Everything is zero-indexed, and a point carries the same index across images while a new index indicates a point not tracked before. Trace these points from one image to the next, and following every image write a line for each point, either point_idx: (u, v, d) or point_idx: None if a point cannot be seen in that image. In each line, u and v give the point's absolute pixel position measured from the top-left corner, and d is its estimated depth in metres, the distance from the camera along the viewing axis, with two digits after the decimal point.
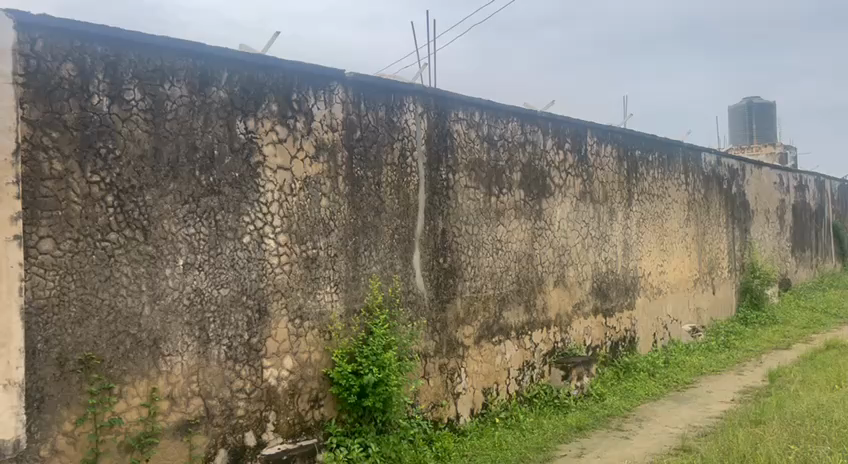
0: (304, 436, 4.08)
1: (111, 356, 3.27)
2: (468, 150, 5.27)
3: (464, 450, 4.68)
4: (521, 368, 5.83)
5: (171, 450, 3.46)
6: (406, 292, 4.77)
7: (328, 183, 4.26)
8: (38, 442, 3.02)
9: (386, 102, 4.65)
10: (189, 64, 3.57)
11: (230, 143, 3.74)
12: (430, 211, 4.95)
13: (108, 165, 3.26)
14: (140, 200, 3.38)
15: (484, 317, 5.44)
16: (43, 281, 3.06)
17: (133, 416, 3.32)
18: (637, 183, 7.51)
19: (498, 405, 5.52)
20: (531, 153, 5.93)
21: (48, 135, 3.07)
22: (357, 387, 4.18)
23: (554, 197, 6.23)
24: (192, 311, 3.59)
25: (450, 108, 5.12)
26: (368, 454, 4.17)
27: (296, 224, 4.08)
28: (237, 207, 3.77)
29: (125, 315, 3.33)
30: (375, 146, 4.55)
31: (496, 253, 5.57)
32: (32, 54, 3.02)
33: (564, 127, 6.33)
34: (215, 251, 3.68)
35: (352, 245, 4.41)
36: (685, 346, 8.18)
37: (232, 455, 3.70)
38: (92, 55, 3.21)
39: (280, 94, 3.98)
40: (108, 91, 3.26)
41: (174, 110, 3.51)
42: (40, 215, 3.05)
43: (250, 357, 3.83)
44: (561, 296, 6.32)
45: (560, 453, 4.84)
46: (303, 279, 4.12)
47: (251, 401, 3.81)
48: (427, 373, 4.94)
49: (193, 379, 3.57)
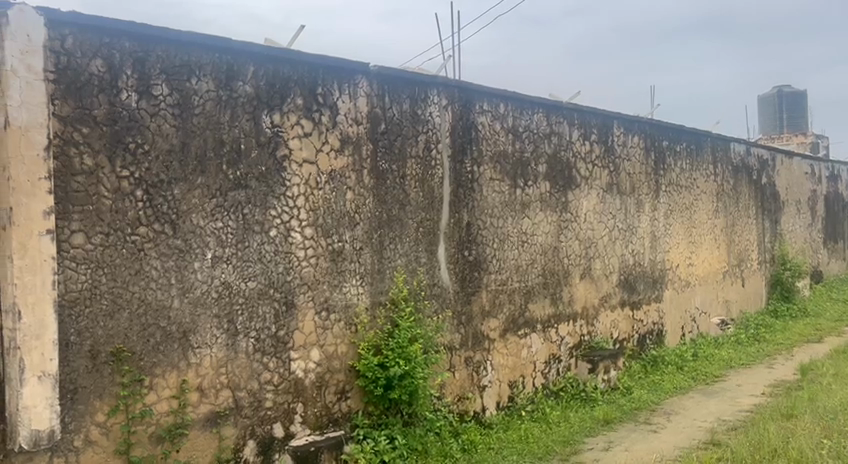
0: (331, 428, 4.12)
1: (142, 349, 3.32)
2: (493, 142, 5.24)
3: (490, 443, 4.68)
4: (548, 361, 5.80)
5: (201, 441, 3.51)
6: (432, 284, 4.77)
7: (353, 177, 4.26)
8: (72, 432, 3.08)
9: (411, 95, 4.64)
10: (216, 59, 3.59)
11: (257, 136, 3.76)
12: (455, 204, 4.94)
13: (137, 160, 3.30)
14: (168, 194, 3.42)
15: (510, 310, 5.42)
16: (75, 274, 3.11)
17: (163, 408, 3.38)
18: (665, 175, 7.42)
19: (524, 398, 5.50)
20: (556, 144, 5.88)
21: (78, 131, 3.11)
22: (383, 380, 4.20)
23: (580, 189, 6.18)
24: (221, 304, 3.63)
25: (475, 100, 5.09)
26: (395, 447, 4.19)
27: (322, 217, 4.09)
28: (263, 201, 3.80)
29: (155, 307, 3.37)
30: (400, 139, 4.55)
31: (522, 245, 5.54)
32: (62, 50, 3.05)
33: (590, 118, 6.27)
34: (242, 244, 3.72)
35: (377, 238, 4.42)
36: (714, 339, 8.08)
37: (260, 446, 3.75)
38: (121, 50, 3.25)
39: (305, 88, 4.00)
40: (136, 87, 3.30)
41: (201, 105, 3.54)
42: (72, 209, 3.10)
43: (278, 349, 3.87)
44: (588, 289, 6.28)
45: (588, 447, 4.82)
46: (329, 272, 4.14)
47: (279, 393, 3.85)
48: (453, 366, 4.94)
49: (222, 371, 3.61)
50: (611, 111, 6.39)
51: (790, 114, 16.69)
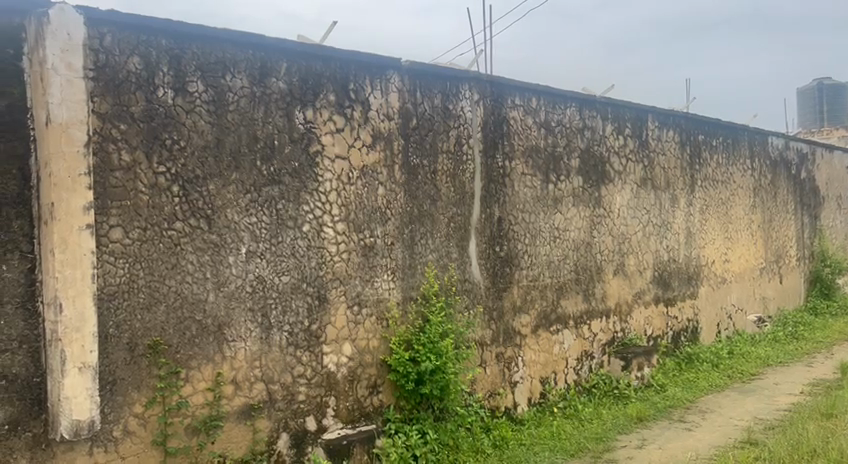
0: (363, 421, 4.14)
1: (178, 342, 3.37)
2: (525, 136, 5.20)
3: (521, 439, 4.68)
4: (580, 358, 5.76)
5: (236, 433, 3.55)
6: (463, 280, 4.76)
7: (384, 172, 4.27)
8: (111, 423, 3.14)
9: (443, 90, 4.63)
10: (249, 56, 3.63)
11: (290, 133, 3.80)
12: (486, 199, 4.92)
13: (174, 156, 3.35)
14: (204, 190, 3.46)
15: (541, 306, 5.39)
16: (114, 268, 3.17)
17: (199, 400, 3.43)
18: (700, 169, 7.29)
19: (556, 394, 5.47)
20: (589, 139, 5.82)
21: (116, 127, 3.17)
22: (415, 374, 4.21)
23: (613, 184, 6.10)
24: (255, 297, 3.67)
25: (507, 94, 5.06)
26: (426, 441, 4.20)
27: (353, 212, 4.11)
28: (296, 197, 3.83)
29: (190, 301, 3.43)
30: (431, 134, 4.54)
31: (554, 241, 5.50)
32: (101, 48, 3.11)
33: (623, 112, 6.19)
34: (276, 239, 3.75)
35: (408, 233, 4.43)
36: (750, 337, 7.94)
37: (293, 439, 3.79)
38: (158, 48, 3.30)
39: (337, 83, 4.01)
40: (173, 83, 3.34)
41: (236, 101, 3.58)
42: (110, 205, 3.15)
43: (310, 343, 3.90)
44: (621, 285, 6.21)
45: (621, 444, 4.78)
46: (360, 267, 4.16)
47: (312, 387, 3.89)
48: (484, 361, 4.93)
49: (256, 365, 3.66)
50: (645, 104, 6.30)
51: (830, 107, 16.28)
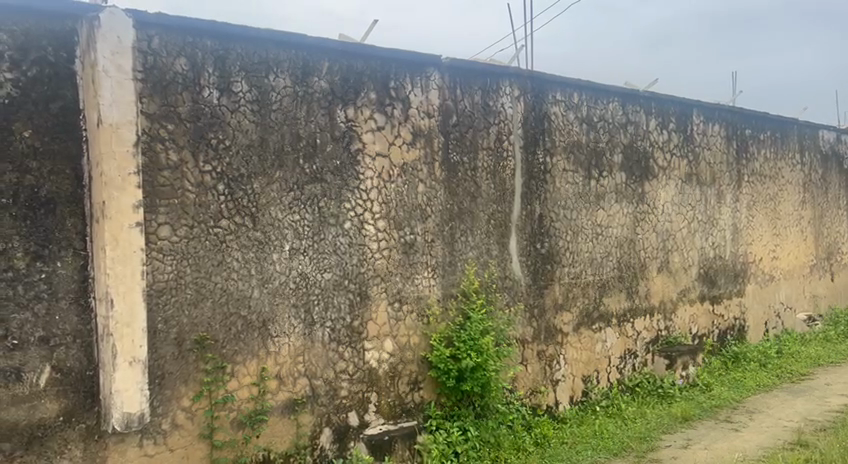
0: (404, 418, 4.18)
1: (224, 337, 3.44)
2: (566, 132, 5.15)
3: (563, 438, 4.66)
4: (623, 356, 5.68)
5: (280, 427, 3.62)
6: (503, 277, 4.74)
7: (424, 169, 4.28)
8: (160, 416, 3.23)
9: (483, 87, 4.61)
10: (291, 56, 3.67)
11: (331, 131, 3.84)
12: (527, 195, 4.89)
13: (219, 155, 3.42)
14: (249, 188, 3.52)
15: (584, 304, 5.34)
16: (162, 265, 3.25)
17: (244, 394, 3.50)
18: (747, 165, 7.12)
19: (599, 393, 5.42)
20: (633, 134, 5.73)
21: (164, 127, 3.24)
22: (455, 371, 4.20)
23: (657, 180, 6.00)
24: (298, 294, 3.72)
25: (548, 90, 5.02)
26: (467, 438, 4.20)
27: (394, 210, 4.13)
28: (338, 194, 3.87)
29: (236, 297, 3.49)
30: (472, 131, 4.53)
31: (597, 238, 5.44)
32: (149, 50, 3.19)
33: (668, 107, 6.07)
34: (318, 236, 3.80)
35: (448, 231, 4.43)
36: (800, 336, 7.73)
37: (335, 434, 3.84)
38: (203, 49, 3.36)
39: (378, 81, 4.04)
40: (218, 84, 3.41)
41: (279, 100, 3.63)
42: (159, 204, 3.23)
43: (352, 340, 3.94)
44: (665, 282, 6.11)
45: (665, 444, 4.71)
46: (401, 264, 4.18)
47: (354, 382, 3.93)
48: (525, 359, 4.91)
49: (300, 360, 3.72)
50: (690, 98, 6.17)
51: None
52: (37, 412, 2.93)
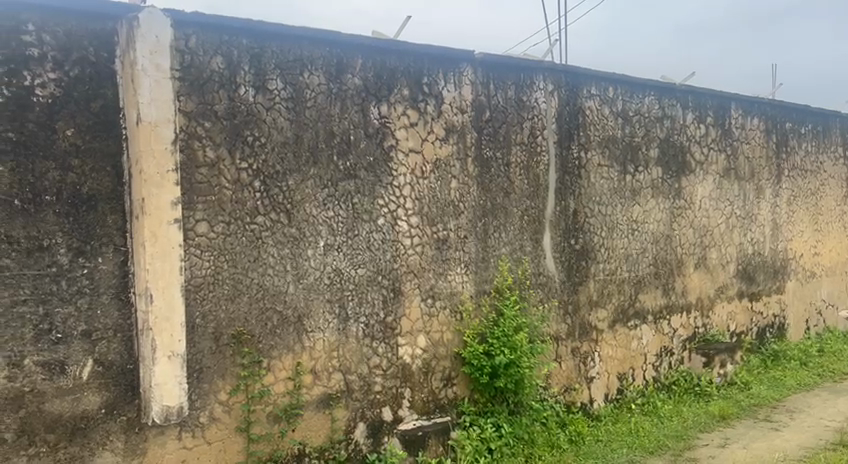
0: (437, 413, 4.19)
1: (260, 332, 3.49)
2: (601, 127, 5.09)
3: (598, 435, 4.63)
4: (659, 354, 5.61)
5: (315, 421, 3.65)
6: (537, 274, 4.71)
7: (457, 165, 4.28)
8: (198, 409, 3.29)
9: (516, 81, 4.57)
10: (326, 53, 3.70)
11: (365, 128, 3.85)
12: (561, 191, 4.85)
13: (255, 152, 3.45)
14: (284, 185, 3.56)
15: (619, 300, 5.28)
16: (200, 261, 3.30)
17: (280, 389, 3.54)
18: (788, 158, 6.96)
19: (634, 390, 5.36)
20: (669, 128, 5.64)
21: (201, 125, 3.29)
22: (489, 368, 4.20)
23: (694, 175, 5.90)
24: (332, 289, 3.75)
25: (582, 84, 4.96)
26: (501, 435, 4.21)
27: (427, 206, 4.13)
28: (371, 191, 3.89)
29: (272, 292, 3.53)
30: (505, 126, 4.51)
31: (632, 234, 5.38)
32: (186, 50, 3.23)
33: (705, 100, 5.96)
34: (352, 233, 3.82)
35: (481, 227, 4.42)
36: (842, 334, 7.55)
37: (369, 429, 3.87)
38: (239, 48, 3.40)
39: (411, 78, 4.04)
40: (253, 82, 3.44)
41: (314, 98, 3.66)
42: (196, 200, 3.28)
43: (386, 335, 3.96)
44: (702, 279, 6.01)
45: (702, 443, 4.64)
46: (434, 260, 4.18)
47: (388, 378, 3.96)
48: (559, 356, 4.88)
49: (334, 355, 3.75)
50: (728, 92, 6.05)
51: None
52: (80, 404, 3.00)
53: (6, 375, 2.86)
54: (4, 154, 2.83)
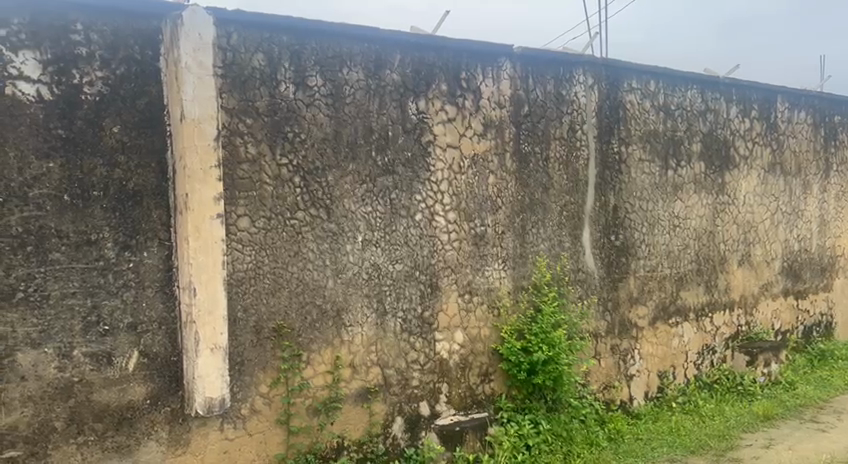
0: (475, 409, 4.20)
1: (300, 326, 3.53)
2: (642, 121, 5.02)
3: (637, 433, 4.58)
4: (700, 352, 5.52)
5: (353, 415, 3.69)
6: (576, 270, 4.67)
7: (495, 160, 4.26)
8: (240, 401, 3.35)
9: (555, 76, 4.53)
10: (365, 50, 3.71)
11: (403, 124, 3.86)
12: (600, 186, 4.79)
13: (295, 148, 3.49)
14: (323, 180, 3.59)
15: (660, 297, 5.21)
16: (241, 255, 3.35)
17: (319, 382, 3.58)
18: (836, 153, 6.76)
19: (675, 389, 5.28)
20: (712, 122, 5.52)
21: (243, 122, 3.34)
22: (526, 364, 4.18)
23: (739, 170, 5.77)
24: (371, 284, 3.78)
25: (623, 78, 4.89)
26: (539, 431, 4.19)
27: (465, 201, 4.13)
28: (409, 186, 3.90)
29: (311, 287, 3.57)
30: (543, 121, 4.47)
31: (674, 230, 5.29)
32: (228, 47, 3.28)
33: (750, 93, 5.82)
34: (390, 228, 3.84)
35: (519, 222, 4.39)
36: None
37: (407, 423, 3.90)
38: (279, 45, 3.44)
39: (449, 73, 4.03)
40: (293, 78, 3.48)
41: (352, 94, 3.68)
42: (238, 196, 3.33)
43: (423, 330, 3.98)
44: (746, 276, 5.88)
45: (746, 443, 4.56)
46: (472, 255, 4.17)
47: (425, 373, 3.98)
48: (598, 354, 4.83)
49: (372, 349, 3.78)
50: (774, 85, 5.89)
51: None
52: (127, 395, 3.08)
53: (56, 366, 2.94)
54: (54, 151, 2.89)
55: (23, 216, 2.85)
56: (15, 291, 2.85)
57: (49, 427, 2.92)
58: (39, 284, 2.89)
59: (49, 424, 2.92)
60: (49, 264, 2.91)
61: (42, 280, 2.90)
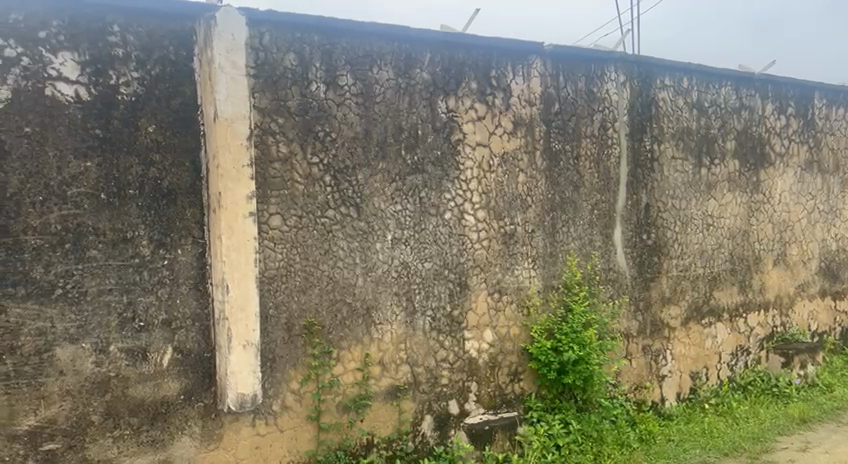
0: (505, 408, 4.19)
1: (331, 323, 3.56)
2: (675, 118, 4.95)
3: (670, 435, 4.53)
4: (734, 353, 5.43)
5: (383, 412, 3.71)
6: (607, 270, 4.63)
7: (526, 158, 4.24)
8: (271, 397, 3.39)
9: (586, 73, 4.49)
10: (395, 49, 3.73)
11: (433, 122, 3.87)
12: (632, 184, 4.74)
13: (326, 147, 3.52)
14: (353, 179, 3.61)
15: (692, 297, 5.13)
16: (273, 253, 3.39)
17: (349, 379, 3.61)
18: None
19: (708, 390, 5.21)
20: (747, 119, 5.43)
21: (275, 121, 3.38)
22: (557, 364, 4.16)
23: (774, 168, 5.66)
24: (400, 282, 3.79)
25: (656, 75, 4.83)
26: (569, 431, 4.17)
27: (494, 200, 4.12)
28: (438, 185, 3.90)
29: (341, 285, 3.59)
30: (574, 118, 4.43)
31: (707, 229, 5.21)
32: (260, 47, 3.32)
33: (786, 89, 5.70)
34: (419, 227, 3.84)
35: (549, 221, 4.36)
36: None
37: (436, 421, 3.91)
38: (311, 44, 3.46)
39: (479, 72, 4.02)
40: (324, 78, 3.51)
41: (382, 93, 3.70)
42: (270, 194, 3.37)
43: (453, 329, 3.98)
44: (781, 276, 5.77)
45: (782, 446, 4.49)
46: (501, 254, 4.16)
47: (454, 371, 3.98)
48: (629, 354, 4.79)
49: (401, 347, 3.79)
50: (812, 81, 5.77)
51: None
52: (161, 390, 3.14)
53: (93, 361, 3.00)
54: (92, 151, 2.96)
55: (61, 214, 2.91)
56: (54, 287, 2.91)
57: (86, 420, 2.98)
58: (77, 281, 2.96)
59: (87, 418, 2.98)
60: (86, 261, 2.97)
61: (80, 277, 2.96)
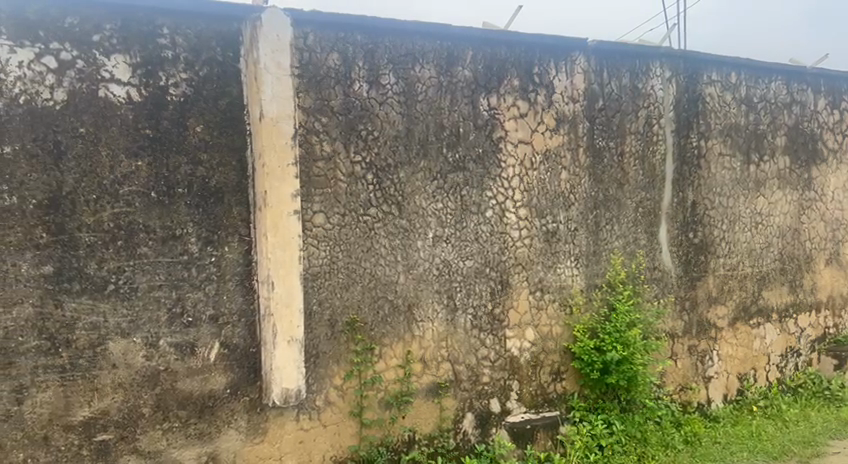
0: (547, 408, 4.16)
1: (373, 320, 3.59)
2: (722, 114, 4.85)
3: (716, 437, 4.44)
4: (784, 354, 5.30)
5: (424, 409, 3.74)
6: (652, 268, 4.57)
7: (568, 156, 4.20)
8: (314, 392, 3.45)
9: (631, 69, 4.42)
10: (437, 47, 3.73)
11: (475, 120, 3.87)
12: (678, 182, 4.66)
13: (368, 145, 3.55)
14: (394, 178, 3.63)
15: (740, 297, 5.02)
16: (317, 251, 3.44)
17: (390, 376, 3.64)
18: None
19: (756, 392, 5.10)
20: (798, 114, 5.28)
21: (319, 120, 3.42)
22: (600, 364, 4.11)
23: (827, 164, 5.50)
24: (441, 280, 3.80)
25: (703, 70, 4.74)
26: (612, 432, 4.14)
27: (536, 197, 4.09)
28: (480, 183, 3.90)
29: (383, 282, 3.62)
30: (619, 115, 4.38)
31: (756, 228, 5.09)
32: (305, 47, 3.37)
33: (840, 83, 5.52)
34: (460, 225, 3.85)
35: (593, 219, 4.31)
36: None
37: (477, 419, 3.91)
38: (353, 44, 3.49)
39: (521, 69, 4.00)
40: (367, 77, 3.53)
41: (424, 91, 3.71)
42: (314, 193, 3.42)
43: (494, 327, 3.98)
44: (834, 276, 5.60)
45: (833, 451, 4.36)
46: (543, 252, 4.13)
47: (495, 369, 3.97)
48: (674, 354, 4.72)
49: (443, 345, 3.81)
50: None
51: None
52: (208, 384, 3.21)
53: (144, 354, 3.08)
54: (142, 150, 3.04)
55: (114, 212, 3.00)
56: (107, 283, 3.00)
57: (138, 412, 3.07)
58: (128, 277, 3.05)
59: (138, 410, 3.08)
60: (137, 257, 3.06)
61: (131, 273, 3.05)
